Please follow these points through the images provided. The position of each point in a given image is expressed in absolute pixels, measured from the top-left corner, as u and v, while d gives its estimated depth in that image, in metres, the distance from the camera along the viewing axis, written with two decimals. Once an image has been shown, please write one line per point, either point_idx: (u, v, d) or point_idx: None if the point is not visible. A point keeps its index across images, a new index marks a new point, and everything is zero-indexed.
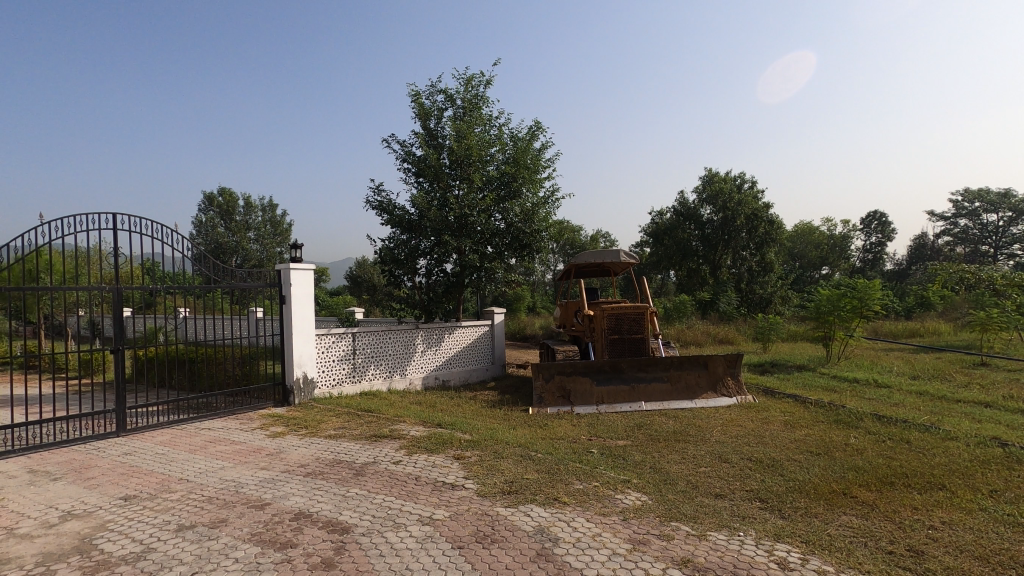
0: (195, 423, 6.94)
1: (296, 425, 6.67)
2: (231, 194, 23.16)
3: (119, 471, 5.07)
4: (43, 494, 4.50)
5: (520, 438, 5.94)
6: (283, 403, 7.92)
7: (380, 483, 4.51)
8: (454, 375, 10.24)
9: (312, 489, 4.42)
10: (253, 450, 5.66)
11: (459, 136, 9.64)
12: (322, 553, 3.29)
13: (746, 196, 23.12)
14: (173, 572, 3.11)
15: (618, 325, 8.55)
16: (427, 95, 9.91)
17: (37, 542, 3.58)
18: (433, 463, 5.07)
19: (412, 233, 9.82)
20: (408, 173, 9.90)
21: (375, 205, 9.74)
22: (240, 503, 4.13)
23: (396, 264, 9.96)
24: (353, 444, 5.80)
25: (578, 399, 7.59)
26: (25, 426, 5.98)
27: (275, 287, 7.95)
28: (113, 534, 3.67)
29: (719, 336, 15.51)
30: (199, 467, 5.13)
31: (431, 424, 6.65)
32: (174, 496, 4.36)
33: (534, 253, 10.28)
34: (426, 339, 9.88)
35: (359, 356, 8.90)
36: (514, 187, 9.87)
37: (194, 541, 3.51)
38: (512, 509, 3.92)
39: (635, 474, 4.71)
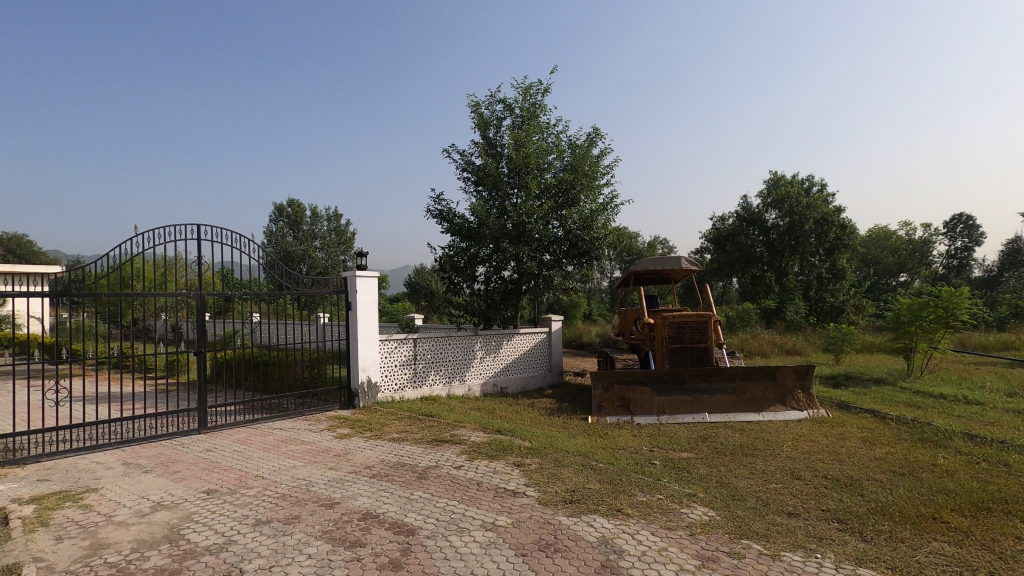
0: (268, 423, 7.30)
1: (361, 427, 6.89)
2: (299, 204, 24.29)
3: (202, 466, 5.41)
4: (135, 486, 4.85)
5: (580, 447, 5.88)
6: (348, 405, 8.22)
7: (442, 487, 4.59)
8: (512, 382, 10.28)
9: (378, 490, 4.55)
10: (322, 451, 5.89)
11: (517, 145, 9.73)
12: (389, 553, 3.37)
13: (815, 199, 22.05)
14: (253, 565, 3.27)
15: (680, 333, 8.33)
16: (486, 105, 10.05)
17: (132, 530, 3.86)
18: (494, 469, 5.10)
19: (471, 241, 9.97)
20: (468, 182, 10.07)
21: (436, 214, 9.95)
22: (311, 502, 4.30)
23: (456, 272, 10.12)
24: (416, 448, 5.92)
25: (638, 409, 7.44)
26: (120, 422, 6.47)
27: (342, 293, 8.26)
28: (198, 525, 3.91)
29: (786, 346, 14.84)
30: (273, 464, 5.39)
31: (491, 430, 6.70)
32: (251, 492, 4.59)
33: (592, 260, 10.19)
34: (485, 345, 9.97)
35: (419, 361, 9.11)
36: (572, 194, 9.85)
37: (270, 536, 3.68)
38: (574, 519, 3.88)
39: (701, 488, 4.56)
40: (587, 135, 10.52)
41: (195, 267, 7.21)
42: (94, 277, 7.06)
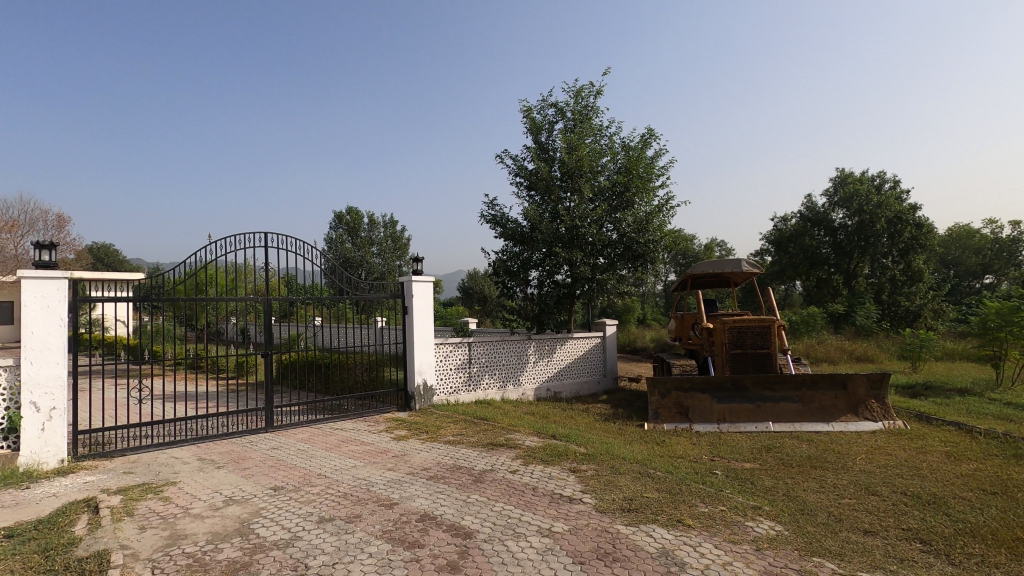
0: (329, 423, 7.56)
1: (418, 429, 7.02)
2: (357, 211, 25.10)
3: (269, 464, 5.66)
4: (209, 480, 5.12)
5: (637, 454, 5.76)
6: (405, 407, 8.40)
7: (498, 491, 4.60)
8: (565, 387, 10.22)
9: (435, 492, 4.61)
10: (380, 452, 6.04)
11: (570, 148, 9.67)
12: (447, 556, 3.40)
13: (887, 197, 20.78)
14: (317, 561, 3.38)
15: (741, 339, 8.03)
16: (538, 109, 10.06)
17: (207, 522, 4.08)
18: (550, 474, 5.07)
19: (524, 246, 9.98)
20: (520, 187, 10.09)
21: (489, 219, 10.04)
22: (371, 502, 4.41)
23: (509, 276, 10.16)
24: (472, 451, 5.98)
25: (697, 416, 7.22)
26: (194, 419, 6.85)
27: (399, 298, 8.47)
28: (267, 520, 4.08)
29: (856, 353, 14.03)
30: (335, 464, 5.57)
31: (545, 435, 6.67)
32: (314, 490, 4.76)
33: (648, 263, 9.99)
34: (538, 349, 9.95)
35: (474, 365, 9.19)
36: (626, 197, 9.70)
37: (333, 533, 3.79)
38: (633, 528, 3.79)
39: (767, 501, 4.36)
40: (642, 136, 10.33)
41: (262, 274, 7.56)
42: (172, 283, 7.53)
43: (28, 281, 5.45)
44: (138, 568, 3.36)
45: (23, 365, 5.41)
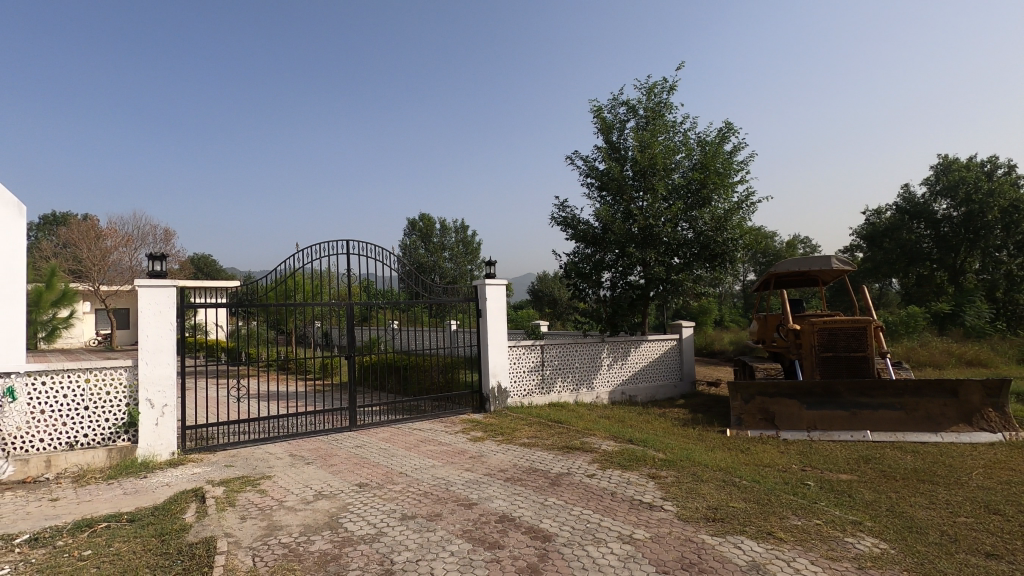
0: (408, 423, 7.80)
1: (493, 431, 7.10)
2: (430, 218, 25.83)
3: (354, 461, 5.91)
4: (300, 476, 5.42)
5: (720, 461, 5.51)
6: (480, 409, 8.51)
7: (576, 495, 4.55)
8: (641, 390, 9.96)
9: (512, 494, 4.63)
10: (458, 452, 6.15)
11: (642, 146, 9.45)
12: (528, 558, 3.41)
13: (1000, 184, 18.72)
14: (402, 557, 3.48)
15: (832, 341, 7.52)
16: (609, 108, 9.91)
17: (299, 515, 4.32)
18: (628, 480, 4.96)
19: (596, 247, 9.84)
20: (591, 188, 9.98)
21: (560, 221, 9.99)
22: (451, 501, 4.49)
23: (581, 278, 10.06)
24: (547, 454, 5.95)
25: (784, 423, 6.84)
26: (285, 418, 7.28)
27: (473, 301, 8.62)
28: (354, 515, 4.27)
29: (966, 356, 12.77)
30: (415, 463, 5.73)
31: (622, 440, 6.53)
32: (397, 488, 4.91)
33: (726, 262, 9.59)
34: (612, 352, 9.79)
35: (547, 368, 9.17)
36: (703, 194, 9.35)
37: (415, 531, 3.89)
38: (719, 539, 3.63)
39: (868, 516, 4.03)
40: (719, 130, 9.93)
41: (343, 280, 7.95)
42: (263, 290, 8.05)
43: (143, 290, 6.03)
44: (240, 555, 3.60)
45: (140, 365, 5.97)
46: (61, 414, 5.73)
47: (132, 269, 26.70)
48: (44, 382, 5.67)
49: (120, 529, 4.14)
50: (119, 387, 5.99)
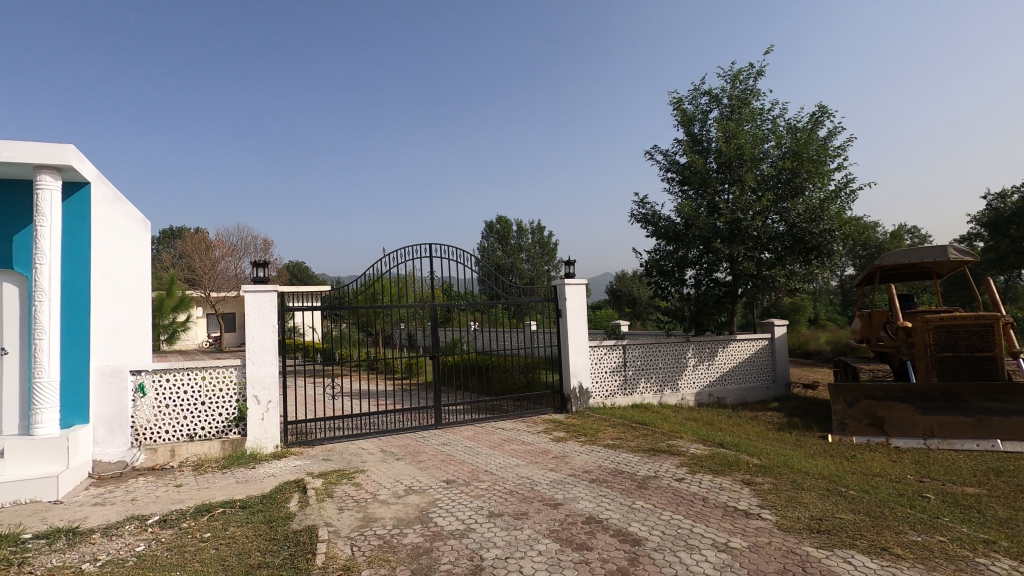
0: (491, 422, 7.91)
1: (576, 431, 7.04)
2: (507, 220, 26.12)
3: (440, 458, 6.08)
4: (390, 470, 5.65)
5: (822, 469, 5.13)
6: (562, 409, 8.50)
7: (665, 499, 4.41)
8: (730, 392, 9.51)
9: (598, 496, 4.56)
10: (541, 452, 6.15)
11: (726, 137, 9.02)
12: (617, 561, 3.34)
13: None
14: (491, 554, 3.52)
15: (951, 340, 6.81)
16: (690, 99, 9.54)
17: (392, 508, 4.50)
18: (720, 485, 4.73)
19: (679, 243, 9.50)
20: (672, 182, 9.66)
21: (640, 218, 9.75)
22: (537, 500, 4.50)
23: (663, 276, 9.75)
24: (633, 456, 5.82)
25: (896, 429, 6.26)
26: (375, 415, 7.61)
27: (553, 301, 8.61)
28: (443, 511, 4.38)
29: None
30: (499, 461, 5.80)
31: (712, 443, 6.26)
32: (483, 485, 4.99)
33: (823, 255, 8.93)
34: (697, 352, 9.42)
35: (630, 368, 8.97)
36: (795, 184, 8.80)
37: (502, 528, 3.93)
38: (826, 552, 3.37)
39: (1004, 535, 3.59)
40: (812, 115, 9.29)
41: (425, 283, 8.20)
42: (352, 293, 8.47)
43: (249, 295, 6.54)
44: (339, 543, 3.80)
45: (248, 365, 6.47)
46: (182, 408, 6.31)
47: (236, 276, 29.06)
48: (167, 379, 6.27)
49: (234, 515, 4.51)
50: (231, 384, 6.53)
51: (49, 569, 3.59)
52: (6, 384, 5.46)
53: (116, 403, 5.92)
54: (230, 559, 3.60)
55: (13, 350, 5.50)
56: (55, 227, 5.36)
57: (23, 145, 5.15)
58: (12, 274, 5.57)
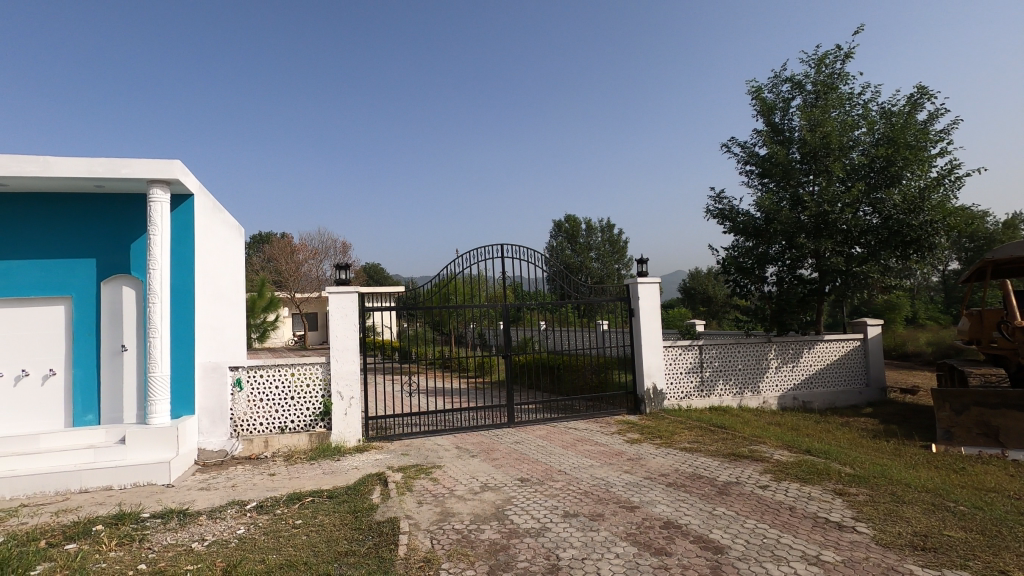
0: (563, 422, 7.90)
1: (651, 433, 6.89)
2: (576, 219, 25.91)
3: (514, 456, 6.14)
4: (466, 467, 5.78)
5: (926, 481, 4.73)
6: (635, 410, 8.35)
7: (748, 507, 4.23)
8: (817, 396, 8.97)
9: (677, 500, 4.44)
10: (616, 453, 6.07)
11: (811, 125, 8.49)
12: (698, 568, 3.24)
13: None
14: (567, 553, 3.52)
15: None
16: (770, 87, 9.07)
17: (469, 504, 4.60)
18: (810, 494, 4.47)
19: (759, 239, 9.05)
20: (751, 175, 9.22)
21: (716, 214, 9.39)
22: (612, 502, 4.44)
23: (742, 274, 9.32)
24: (712, 461, 5.61)
25: (1013, 441, 5.68)
26: (449, 412, 7.80)
27: (625, 300, 8.47)
28: (518, 509, 4.42)
29: None
30: (573, 462, 5.78)
31: (798, 450, 5.93)
32: (557, 485, 4.99)
33: (925, 250, 8.21)
34: (781, 353, 8.94)
35: (707, 369, 8.67)
36: (890, 172, 8.15)
37: (579, 528, 3.92)
38: (933, 572, 3.11)
39: None
40: (910, 97, 8.56)
41: (496, 283, 8.28)
42: (426, 293, 8.72)
43: (332, 296, 6.90)
44: (419, 536, 3.93)
45: (332, 362, 6.84)
46: (274, 402, 6.76)
47: (319, 278, 30.71)
48: (261, 375, 6.73)
49: (323, 504, 4.78)
50: (316, 380, 6.91)
51: (164, 546, 3.96)
52: (126, 378, 6.06)
53: (217, 395, 6.42)
54: (320, 546, 3.82)
55: (131, 347, 6.09)
56: (165, 236, 5.89)
57: (137, 162, 5.70)
58: (130, 278, 6.18)
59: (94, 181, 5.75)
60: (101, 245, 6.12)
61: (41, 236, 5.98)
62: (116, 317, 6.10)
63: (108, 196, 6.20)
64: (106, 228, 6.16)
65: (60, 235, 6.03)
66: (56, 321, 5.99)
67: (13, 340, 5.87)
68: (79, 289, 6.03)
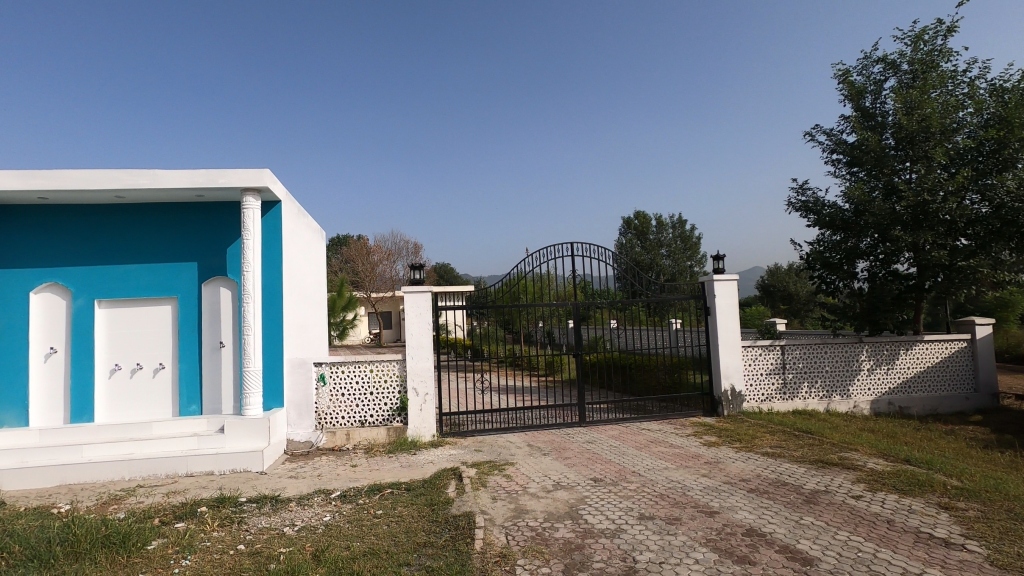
0: (635, 422, 7.76)
1: (729, 436, 6.63)
2: (645, 215, 25.31)
3: (587, 456, 6.10)
4: (538, 465, 5.80)
5: None
6: (712, 413, 8.07)
7: (840, 518, 3.97)
8: (916, 401, 8.31)
9: (760, 507, 4.25)
10: (692, 456, 5.89)
11: (908, 107, 7.85)
12: None
13: None
14: (644, 556, 3.46)
15: None
16: (859, 70, 8.48)
17: (542, 502, 4.62)
18: (910, 507, 4.14)
19: (848, 232, 8.48)
20: (838, 164, 8.66)
21: (799, 206, 8.89)
22: (690, 506, 4.32)
23: (829, 270, 8.76)
24: (798, 467, 5.32)
25: None
26: (521, 410, 7.86)
27: (700, 298, 8.20)
28: (592, 509, 4.39)
29: None
30: (648, 463, 5.67)
31: (896, 459, 5.50)
32: (632, 486, 4.91)
33: None
34: (873, 355, 8.33)
35: (790, 371, 8.22)
36: (1002, 156, 7.39)
37: (655, 532, 3.84)
38: None
39: None
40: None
41: (565, 281, 8.22)
42: (495, 292, 8.83)
43: (407, 296, 7.15)
44: (495, 531, 4.00)
45: (408, 359, 7.07)
46: (355, 397, 7.08)
47: (393, 279, 31.92)
48: (342, 370, 7.07)
49: (401, 496, 4.96)
50: (393, 377, 7.17)
51: (260, 529, 4.26)
52: (223, 371, 6.56)
53: (304, 389, 6.82)
54: (399, 536, 3.97)
55: (228, 343, 6.58)
56: (257, 240, 6.32)
57: (232, 173, 6.15)
58: (226, 279, 6.68)
59: (195, 191, 6.26)
60: (202, 250, 6.66)
61: (150, 242, 6.59)
62: (216, 315, 6.62)
63: (207, 204, 6.73)
64: (205, 234, 6.70)
65: (167, 241, 6.62)
66: (164, 319, 6.58)
67: (130, 337, 6.52)
68: (183, 290, 6.59)
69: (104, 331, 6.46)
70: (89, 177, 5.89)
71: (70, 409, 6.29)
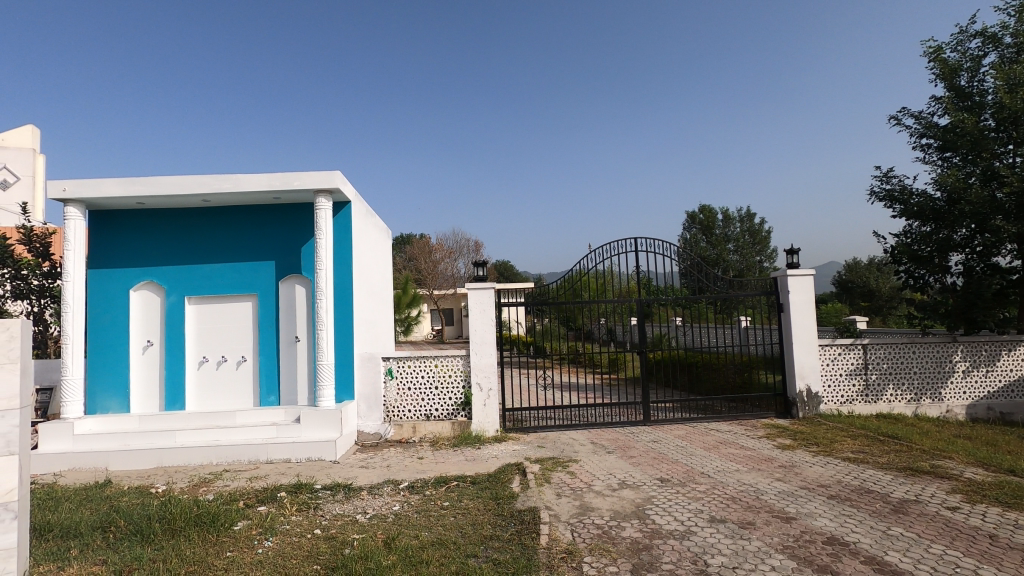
0: (703, 422, 7.53)
1: (806, 440, 6.30)
2: (710, 209, 24.42)
3: (652, 455, 5.97)
4: (602, 463, 5.74)
5: None
6: (785, 414, 7.71)
7: (934, 530, 3.69)
8: (1020, 407, 7.60)
9: (841, 515, 4.01)
10: (766, 459, 5.64)
11: (1011, 84, 7.14)
12: None
13: None
14: (717, 560, 3.34)
15: None
16: (954, 47, 7.80)
17: (608, 500, 4.56)
18: (1016, 522, 3.78)
19: (940, 222, 7.82)
20: (929, 149, 8.00)
21: (882, 195, 8.29)
22: (765, 511, 4.13)
23: (917, 264, 8.12)
24: (884, 474, 4.98)
25: None
26: (584, 407, 7.80)
27: (773, 295, 7.84)
28: (659, 509, 4.29)
29: None
30: (717, 465, 5.48)
31: (997, 468, 5.05)
32: (701, 488, 4.77)
33: None
34: (969, 355, 7.67)
35: (873, 371, 7.70)
36: None
37: (727, 536, 3.70)
38: None
39: None
40: None
41: (627, 277, 8.06)
42: (556, 289, 8.78)
43: (471, 293, 7.25)
44: (560, 528, 3.99)
45: (471, 355, 7.17)
46: (420, 391, 7.25)
47: (454, 277, 32.47)
48: (409, 365, 7.26)
49: (467, 489, 5.04)
50: (457, 372, 7.29)
51: (334, 515, 4.45)
52: (299, 364, 6.90)
53: (373, 382, 7.06)
54: (466, 528, 4.03)
55: (303, 337, 6.92)
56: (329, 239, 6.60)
57: (306, 175, 6.45)
58: (301, 277, 7.02)
59: (273, 194, 6.62)
60: (279, 250, 7.03)
61: (233, 242, 7.02)
62: (292, 311, 6.97)
63: (283, 206, 7.09)
64: (282, 234, 7.07)
65: (248, 241, 7.03)
66: (245, 315, 7.00)
67: (216, 331, 6.98)
68: (262, 288, 6.99)
69: (193, 326, 6.95)
70: (180, 182, 6.35)
71: (165, 398, 6.81)
